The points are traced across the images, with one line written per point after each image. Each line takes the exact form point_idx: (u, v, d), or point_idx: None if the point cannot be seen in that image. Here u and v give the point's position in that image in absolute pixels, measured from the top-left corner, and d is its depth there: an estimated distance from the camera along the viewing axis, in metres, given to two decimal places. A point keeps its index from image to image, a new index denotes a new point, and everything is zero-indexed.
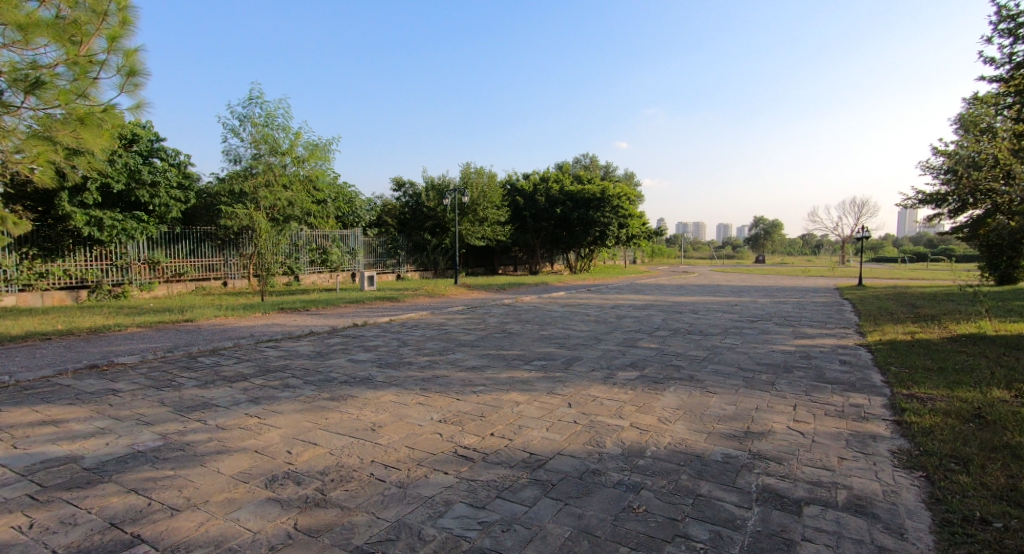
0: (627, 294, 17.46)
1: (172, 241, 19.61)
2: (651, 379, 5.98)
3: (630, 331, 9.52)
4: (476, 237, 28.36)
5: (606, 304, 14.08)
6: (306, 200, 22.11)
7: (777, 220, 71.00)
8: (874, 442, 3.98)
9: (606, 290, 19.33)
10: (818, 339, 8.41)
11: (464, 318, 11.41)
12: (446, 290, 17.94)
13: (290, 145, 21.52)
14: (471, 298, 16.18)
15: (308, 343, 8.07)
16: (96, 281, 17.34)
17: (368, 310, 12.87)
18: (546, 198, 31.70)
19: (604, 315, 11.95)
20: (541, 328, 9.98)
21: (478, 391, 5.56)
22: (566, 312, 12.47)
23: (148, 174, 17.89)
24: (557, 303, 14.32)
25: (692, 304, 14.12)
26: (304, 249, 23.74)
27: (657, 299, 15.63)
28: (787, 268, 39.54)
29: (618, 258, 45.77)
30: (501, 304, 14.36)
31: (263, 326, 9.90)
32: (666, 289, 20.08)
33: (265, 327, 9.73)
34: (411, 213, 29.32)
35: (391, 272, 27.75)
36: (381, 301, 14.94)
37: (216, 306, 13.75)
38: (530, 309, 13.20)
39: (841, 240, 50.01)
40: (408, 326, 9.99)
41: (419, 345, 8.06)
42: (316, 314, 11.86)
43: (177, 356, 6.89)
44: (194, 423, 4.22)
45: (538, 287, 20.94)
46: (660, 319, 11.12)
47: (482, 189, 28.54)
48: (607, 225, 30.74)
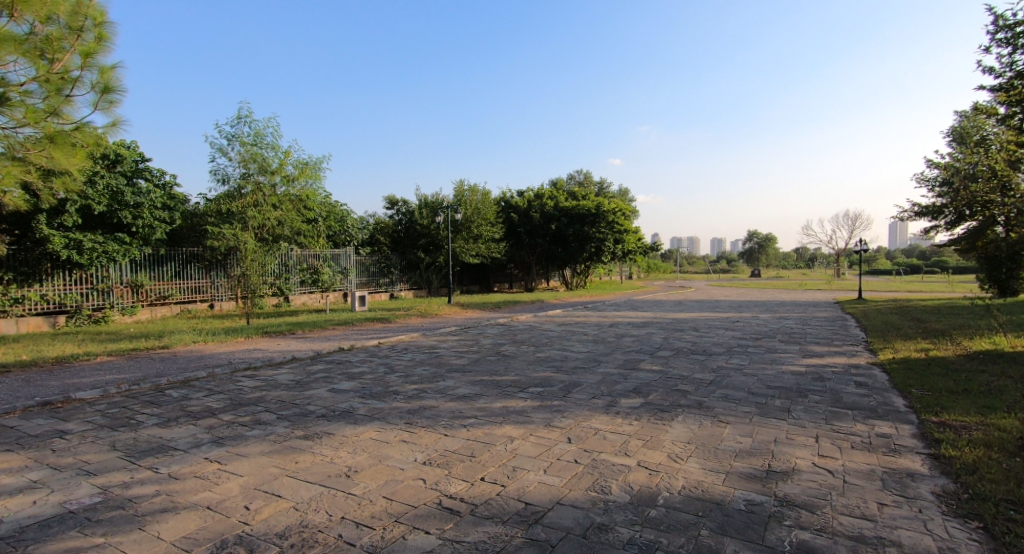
0: (625, 311, 17.02)
1: (157, 263, 19.15)
2: (656, 407, 5.51)
3: (631, 352, 9.05)
4: (471, 255, 27.93)
5: (605, 323, 13.63)
6: (297, 220, 21.69)
7: (771, 234, 71.06)
8: (913, 482, 3.52)
9: (604, 307, 18.90)
10: (829, 358, 7.95)
11: (457, 339, 10.93)
12: (440, 310, 17.46)
13: (279, 164, 21.20)
14: (465, 317, 15.70)
15: (288, 371, 7.58)
16: (75, 306, 16.91)
17: (357, 332, 12.39)
18: (541, 215, 31.45)
19: (603, 334, 11.48)
20: (537, 350, 9.50)
21: (469, 424, 5.08)
22: (563, 332, 12.01)
23: (131, 195, 17.48)
24: (554, 322, 13.88)
25: (692, 321, 13.68)
26: (294, 269, 23.25)
27: (657, 316, 15.19)
28: (785, 282, 39.22)
29: (614, 274, 45.47)
30: (496, 324, 13.89)
31: (244, 352, 9.41)
32: (665, 305, 19.66)
33: (245, 354, 9.23)
34: (405, 231, 28.94)
35: (384, 291, 27.26)
36: (372, 322, 14.48)
37: (199, 330, 13.24)
38: (525, 329, 12.74)
39: (837, 253, 49.89)
40: (397, 350, 9.50)
41: (407, 372, 7.56)
42: (302, 338, 11.38)
43: (142, 390, 6.41)
44: (142, 472, 3.73)
45: (533, 305, 20.49)
46: (662, 338, 10.66)
47: (476, 206, 28.22)
48: (603, 240, 30.40)
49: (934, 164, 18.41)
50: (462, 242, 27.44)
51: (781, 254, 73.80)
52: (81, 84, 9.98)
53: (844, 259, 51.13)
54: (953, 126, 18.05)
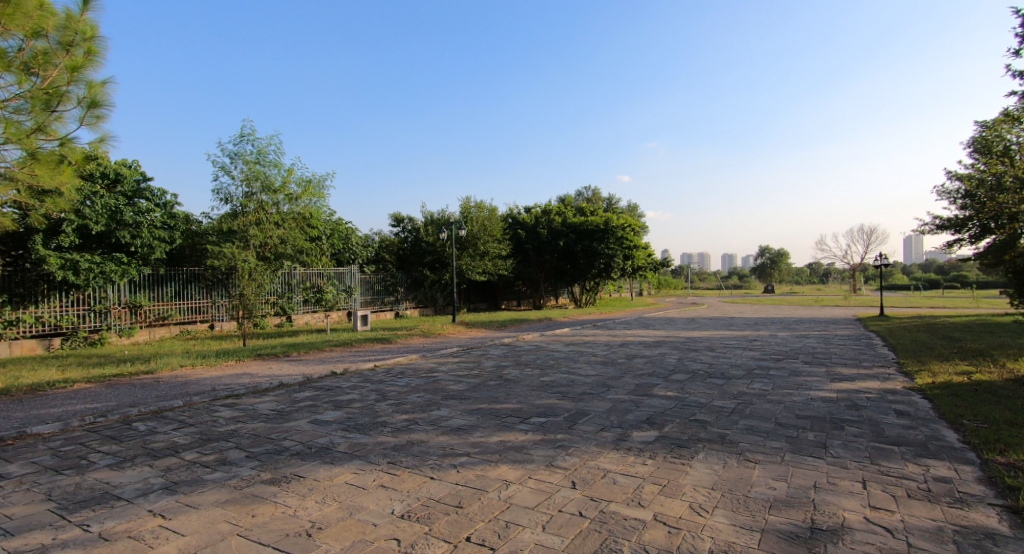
0: (636, 330, 16.37)
1: (157, 283, 18.82)
2: (673, 442, 4.87)
3: (642, 375, 8.41)
4: (478, 272, 27.42)
5: (614, 342, 12.99)
6: (300, 238, 21.36)
7: (783, 249, 70.11)
8: (996, 546, 2.86)
9: (614, 325, 18.25)
10: (862, 383, 7.25)
11: (458, 362, 10.35)
12: (444, 329, 16.91)
13: (282, 182, 20.98)
14: (470, 337, 15.14)
15: (272, 399, 7.05)
16: (72, 328, 16.57)
17: (355, 354, 11.86)
18: (549, 231, 31.01)
19: (613, 355, 10.85)
20: (542, 373, 8.88)
21: (459, 465, 4.47)
22: (570, 352, 11.40)
23: (129, 214, 17.24)
24: (562, 342, 13.25)
25: (707, 340, 12.99)
26: (297, 288, 22.84)
27: (669, 335, 14.51)
28: (800, 298, 38.28)
29: (624, 290, 44.76)
30: (500, 344, 13.29)
31: (231, 377, 8.90)
32: (678, 323, 18.98)
33: (232, 379, 8.73)
34: (411, 249, 28.57)
35: (389, 309, 26.78)
36: (373, 342, 13.95)
37: (192, 353, 12.77)
38: (531, 349, 12.13)
39: (852, 267, 48.89)
40: (393, 374, 8.94)
41: (399, 399, 6.98)
42: (297, 361, 10.87)
43: (107, 423, 5.90)
44: (69, 533, 3.20)
45: (541, 324, 19.87)
46: (676, 359, 10.01)
47: (482, 223, 27.81)
48: (612, 256, 29.80)
49: (955, 176, 17.69)
50: (468, 260, 26.96)
51: (794, 269, 72.65)
52: (69, 99, 9.67)
53: (860, 274, 50.03)
54: (974, 136, 17.37)
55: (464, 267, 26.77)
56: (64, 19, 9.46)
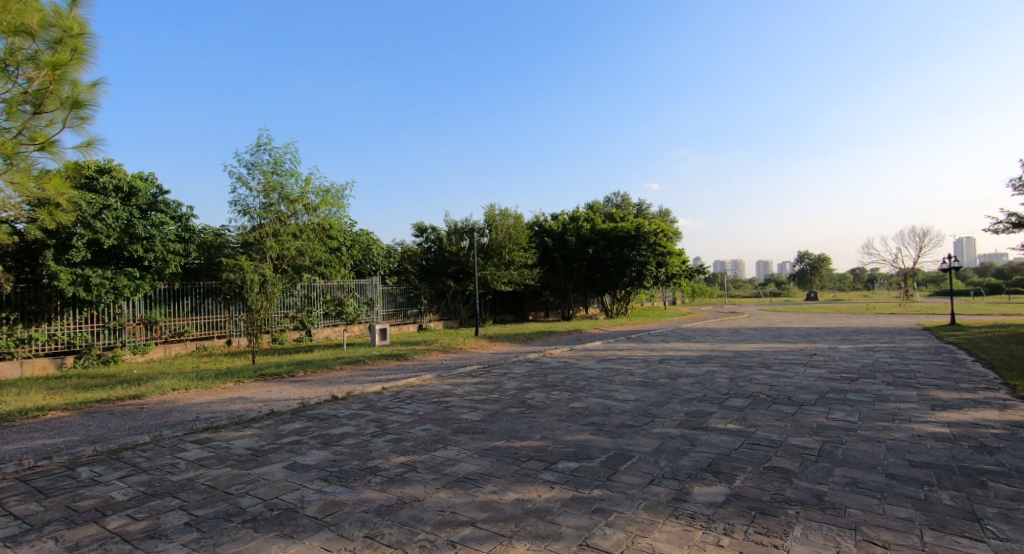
0: (674, 342, 14.97)
1: (173, 298, 18.21)
2: (753, 506, 3.58)
3: (692, 400, 7.08)
4: (503, 282, 26.31)
5: (653, 358, 11.64)
6: (319, 249, 20.61)
7: (824, 255, 67.21)
8: None
9: (649, 338, 16.85)
10: (974, 412, 5.80)
11: (477, 382, 9.18)
12: (465, 343, 15.80)
13: (300, 192, 20.31)
14: (493, 352, 14.00)
15: (253, 433, 6.00)
16: (85, 345, 16.01)
17: (365, 374, 10.82)
18: (577, 238, 29.80)
19: (652, 374, 9.53)
20: (572, 398, 7.62)
21: (460, 541, 3.28)
22: (603, 371, 10.11)
23: (142, 228, 16.55)
24: (593, 358, 11.99)
25: (758, 355, 11.52)
26: (318, 301, 22.12)
27: (713, 349, 13.06)
28: (847, 306, 35.93)
29: (657, 299, 43.11)
30: (525, 360, 12.08)
31: (220, 403, 7.91)
32: (719, 334, 17.44)
33: (221, 406, 7.74)
34: (435, 260, 27.69)
35: (412, 322, 25.88)
36: (389, 359, 12.92)
37: (195, 372, 11.92)
38: (558, 367, 10.88)
39: (902, 272, 46.06)
40: (400, 399, 7.82)
41: (400, 435, 5.84)
42: (300, 383, 9.87)
43: (48, 470, 4.91)
44: None
45: (570, 337, 18.57)
46: (727, 379, 8.62)
47: (507, 231, 26.71)
48: (644, 264, 28.33)
49: None
50: (493, 269, 25.89)
51: (835, 275, 69.45)
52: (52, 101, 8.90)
53: (911, 280, 47.11)
54: None
55: (489, 277, 25.69)
56: (51, 15, 8.69)
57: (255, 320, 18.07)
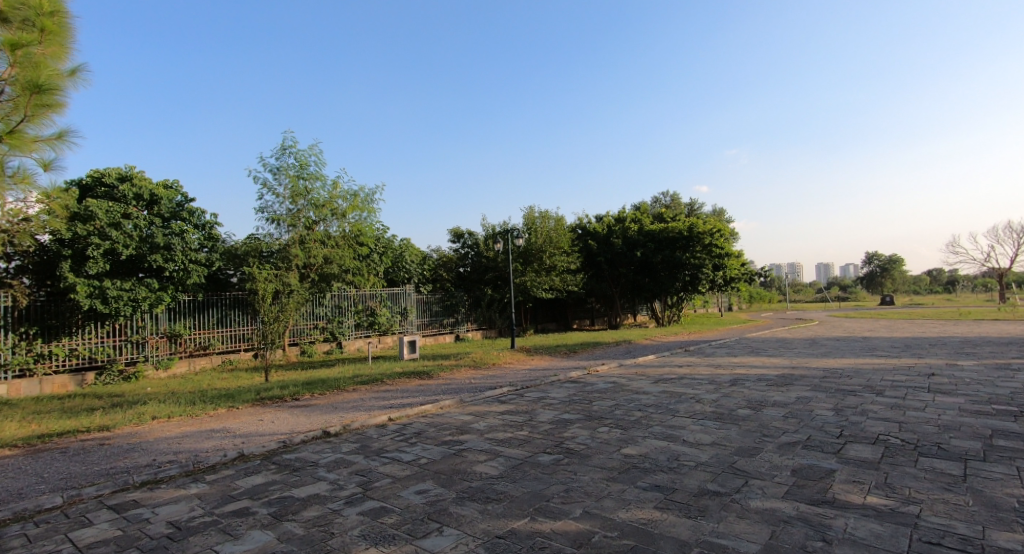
0: (741, 357, 12.83)
1: (199, 310, 17.24)
2: None
3: (796, 449, 5.15)
4: (544, 289, 24.62)
5: (720, 378, 9.61)
6: (347, 256, 19.46)
7: (895, 257, 62.34)
8: None
9: (709, 349, 14.73)
10: None
11: (505, 412, 7.45)
12: (500, 357, 14.12)
13: (328, 197, 19.30)
14: (529, 369, 12.23)
15: (194, 493, 4.45)
16: (108, 360, 15.14)
17: (377, 399, 9.24)
18: (623, 241, 27.75)
19: (726, 402, 7.56)
20: (626, 439, 5.79)
21: None
22: (662, 397, 8.19)
23: (164, 237, 15.37)
24: (648, 378, 10.06)
25: (856, 376, 9.32)
26: (349, 311, 20.98)
27: (795, 366, 10.90)
28: (932, 311, 32.35)
29: (709, 305, 40.44)
30: (565, 380, 10.27)
31: (189, 442, 6.45)
32: (791, 346, 15.09)
33: (187, 446, 6.26)
34: (471, 266, 26.22)
35: (449, 333, 24.45)
36: (410, 378, 11.34)
37: (197, 393, 10.65)
38: (606, 390, 9.01)
39: (991, 273, 41.60)
40: (404, 438, 6.16)
41: (386, 502, 4.16)
42: (300, 411, 8.35)
43: None
44: None
45: (618, 349, 16.62)
46: (831, 414, 6.59)
47: (549, 234, 24.95)
48: (699, 267, 25.98)
49: None
50: (533, 276, 24.25)
51: (907, 277, 64.16)
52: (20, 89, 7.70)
53: (1001, 282, 42.47)
54: None
55: (529, 283, 24.04)
56: None
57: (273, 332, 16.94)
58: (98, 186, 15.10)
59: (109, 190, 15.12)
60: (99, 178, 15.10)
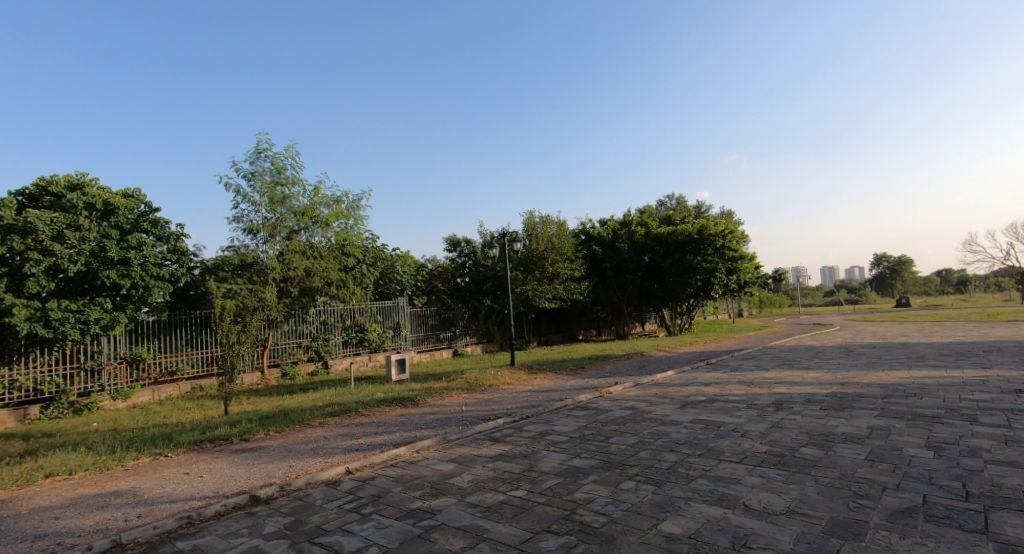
0: (774, 371, 11.13)
1: (165, 330, 15.66)
2: None
3: (921, 525, 3.46)
4: (547, 299, 23.00)
5: (762, 401, 7.91)
6: (332, 267, 17.87)
7: (907, 257, 60.69)
8: None
9: (736, 361, 13.01)
10: None
11: (496, 457, 5.79)
12: (498, 377, 12.46)
13: (309, 204, 17.74)
14: (531, 392, 10.56)
15: None
16: (56, 391, 13.58)
17: (344, 437, 7.59)
18: (630, 245, 26.11)
19: (781, 436, 5.87)
20: (663, 506, 4.11)
21: None
22: (696, 430, 6.50)
23: (118, 250, 13.78)
24: (672, 402, 8.38)
25: (928, 393, 7.59)
26: (336, 327, 19.34)
27: (846, 381, 9.16)
28: (961, 312, 30.51)
29: (722, 310, 38.74)
30: (574, 407, 8.59)
31: (68, 523, 4.81)
32: (825, 355, 13.39)
33: (60, 529, 4.62)
34: (470, 276, 24.60)
35: (446, 347, 22.82)
36: (391, 406, 9.69)
37: (139, 432, 9.04)
38: (623, 420, 7.34)
39: (1016, 270, 39.78)
40: (354, 508, 4.51)
41: None
42: (243, 458, 6.71)
43: None
44: None
45: (633, 362, 14.92)
46: (933, 455, 4.88)
47: (550, 240, 23.33)
48: (711, 271, 24.39)
49: None
50: (534, 284, 22.61)
51: (920, 277, 62.41)
52: None
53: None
54: None
55: (530, 292, 22.41)
56: None
57: (230, 357, 14.89)
58: (43, 196, 13.53)
59: (56, 199, 13.55)
60: (44, 187, 13.53)
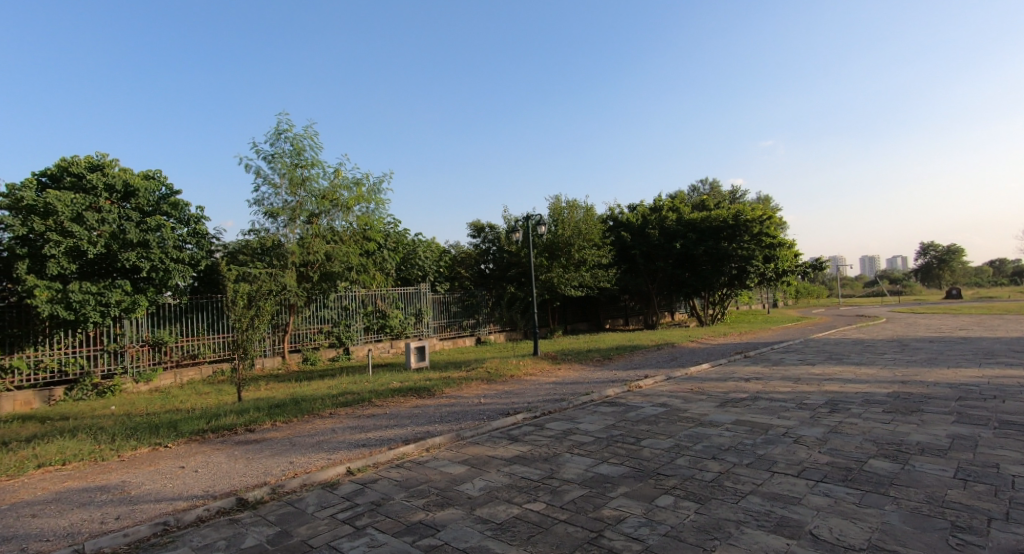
0: (820, 367, 10.23)
1: (186, 314, 15.44)
2: None
3: None
4: (573, 286, 22.24)
5: (812, 402, 7.10)
6: (353, 252, 17.46)
7: (954, 247, 57.78)
8: None
9: (776, 355, 12.11)
10: None
11: (513, 460, 5.17)
12: (520, 367, 11.84)
13: (330, 187, 17.33)
14: (554, 384, 9.91)
15: None
16: (80, 373, 13.39)
17: (353, 431, 7.07)
18: (661, 231, 25.11)
19: (843, 445, 5.10)
20: (709, 531, 3.43)
21: None
22: (740, 433, 5.77)
23: (138, 233, 13.45)
24: (709, 399, 7.64)
25: (1007, 397, 6.68)
26: (358, 313, 19.01)
27: (905, 380, 8.25)
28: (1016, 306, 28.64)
29: (755, 300, 37.38)
30: (600, 402, 7.93)
31: (42, 523, 4.37)
32: (874, 349, 12.38)
33: (31, 531, 4.18)
34: (494, 262, 24.00)
35: (470, 335, 22.34)
36: (405, 397, 9.15)
37: (147, 419, 8.72)
38: (656, 419, 6.64)
39: None
40: (349, 519, 3.95)
41: None
42: (242, 452, 6.22)
43: None
44: None
45: (663, 354, 14.13)
46: None
47: (578, 225, 22.51)
48: (747, 258, 23.24)
49: None
50: (560, 271, 21.90)
51: (967, 268, 59.37)
52: None
53: None
54: None
55: (556, 280, 21.68)
56: None
57: (245, 340, 14.62)
58: (65, 177, 13.23)
59: (78, 179, 13.21)
60: (65, 167, 13.21)
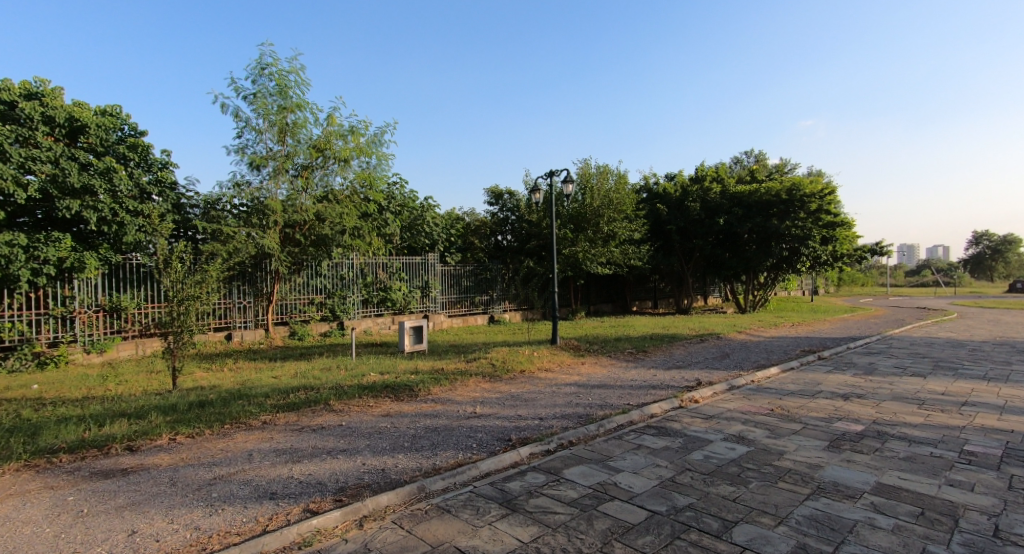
0: (936, 381, 7.57)
1: (150, 278, 13.25)
2: None
3: None
4: (600, 263, 19.66)
5: (984, 452, 4.53)
6: (349, 214, 15.02)
7: (1012, 237, 53.41)
8: None
9: (862, 360, 9.48)
10: None
11: None
12: (534, 358, 9.43)
13: (324, 136, 14.88)
14: (577, 388, 7.48)
15: None
16: (18, 339, 11.25)
17: (275, 460, 4.72)
18: (702, 205, 22.20)
19: None
20: None
21: None
22: (906, 523, 3.29)
23: (81, 176, 11.27)
24: (810, 435, 5.09)
25: None
26: (355, 283, 16.77)
27: None
28: None
29: (796, 286, 34.36)
30: (645, 426, 5.47)
31: None
32: (989, 356, 9.62)
33: None
34: (512, 233, 21.46)
35: (482, 312, 20.02)
36: (377, 400, 6.82)
37: (32, 412, 6.53)
38: (740, 473, 4.17)
39: None
40: None
41: None
42: (83, 496, 3.93)
43: None
44: None
45: (711, 349, 11.54)
46: None
47: (608, 194, 19.77)
48: (801, 238, 20.31)
49: None
50: (586, 245, 19.32)
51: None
52: None
53: None
54: None
55: (581, 255, 19.14)
56: None
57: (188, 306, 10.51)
58: None
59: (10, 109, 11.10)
60: None
